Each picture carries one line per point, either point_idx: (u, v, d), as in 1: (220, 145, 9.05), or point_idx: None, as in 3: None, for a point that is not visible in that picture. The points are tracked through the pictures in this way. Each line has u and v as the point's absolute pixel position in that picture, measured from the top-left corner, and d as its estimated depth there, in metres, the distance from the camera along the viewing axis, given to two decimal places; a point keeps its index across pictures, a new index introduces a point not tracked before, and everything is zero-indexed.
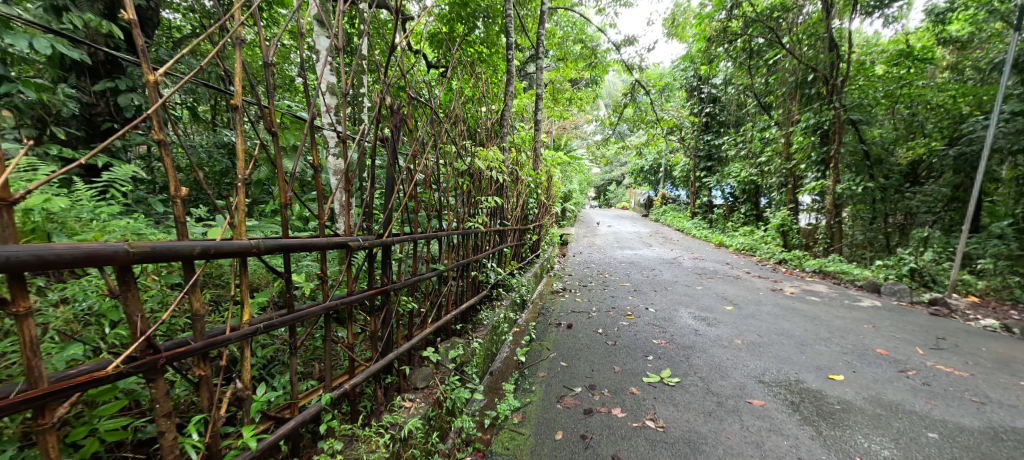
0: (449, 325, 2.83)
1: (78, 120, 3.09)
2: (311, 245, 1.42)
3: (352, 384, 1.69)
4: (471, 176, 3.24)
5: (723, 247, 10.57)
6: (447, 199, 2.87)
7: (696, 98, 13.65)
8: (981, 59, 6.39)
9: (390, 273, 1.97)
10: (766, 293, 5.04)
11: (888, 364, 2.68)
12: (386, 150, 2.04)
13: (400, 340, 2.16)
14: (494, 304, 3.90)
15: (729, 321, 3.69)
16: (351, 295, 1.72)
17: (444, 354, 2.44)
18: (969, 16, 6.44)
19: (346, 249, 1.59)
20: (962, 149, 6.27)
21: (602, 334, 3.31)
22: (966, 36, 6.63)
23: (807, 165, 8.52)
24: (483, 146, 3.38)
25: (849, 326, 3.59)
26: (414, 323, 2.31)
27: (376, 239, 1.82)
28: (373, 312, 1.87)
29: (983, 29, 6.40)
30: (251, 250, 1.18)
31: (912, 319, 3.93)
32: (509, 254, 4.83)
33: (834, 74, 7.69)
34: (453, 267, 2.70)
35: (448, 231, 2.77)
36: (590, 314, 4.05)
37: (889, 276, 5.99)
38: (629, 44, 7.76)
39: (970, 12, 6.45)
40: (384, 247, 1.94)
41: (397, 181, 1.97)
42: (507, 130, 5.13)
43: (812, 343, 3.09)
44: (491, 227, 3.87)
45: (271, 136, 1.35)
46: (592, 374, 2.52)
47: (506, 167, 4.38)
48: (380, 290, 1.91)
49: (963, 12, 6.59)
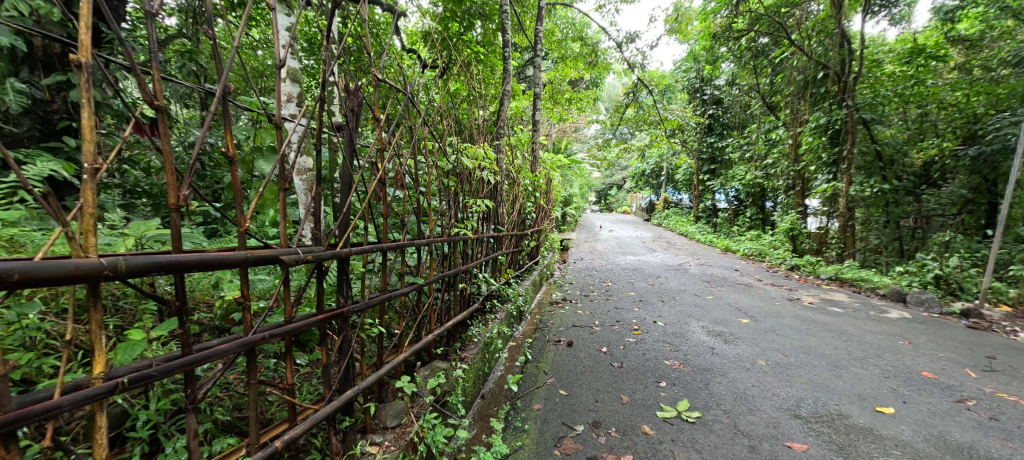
0: (430, 347, 2.46)
1: (31, 118, 2.64)
2: (218, 261, 1.05)
3: (289, 439, 1.32)
4: (458, 176, 2.88)
5: (730, 253, 10.16)
6: (429, 203, 2.51)
7: (698, 100, 13.30)
8: (993, 57, 6.07)
9: (349, 293, 1.59)
10: (783, 304, 4.64)
11: (942, 393, 2.31)
12: (343, 142, 1.62)
13: (364, 372, 1.79)
14: (486, 319, 3.52)
15: (748, 337, 3.29)
16: (289, 323, 1.34)
17: (422, 383, 2.08)
18: (980, 13, 6.16)
19: (280, 265, 1.22)
20: (982, 148, 5.96)
21: (607, 354, 2.92)
22: (977, 34, 6.39)
23: (817, 167, 8.06)
24: (471, 143, 3.02)
25: (883, 343, 3.21)
26: (385, 349, 1.94)
27: (326, 251, 1.44)
28: (324, 342, 1.50)
29: (994, 28, 6.12)
30: (103, 273, 0.82)
31: (951, 334, 3.55)
32: (505, 262, 4.46)
33: (846, 72, 7.27)
34: (435, 280, 2.33)
35: (430, 239, 2.40)
36: (593, 329, 3.66)
37: (912, 284, 5.61)
38: (631, 42, 7.43)
39: (980, 10, 6.16)
40: (341, 260, 1.57)
41: (356, 180, 1.60)
42: (503, 130, 4.78)
43: (846, 364, 2.71)
44: (483, 233, 3.51)
45: (154, 111, 0.97)
46: (596, 407, 2.14)
47: (500, 168, 4.04)
48: (334, 314, 1.53)
49: (972, 10, 6.31)
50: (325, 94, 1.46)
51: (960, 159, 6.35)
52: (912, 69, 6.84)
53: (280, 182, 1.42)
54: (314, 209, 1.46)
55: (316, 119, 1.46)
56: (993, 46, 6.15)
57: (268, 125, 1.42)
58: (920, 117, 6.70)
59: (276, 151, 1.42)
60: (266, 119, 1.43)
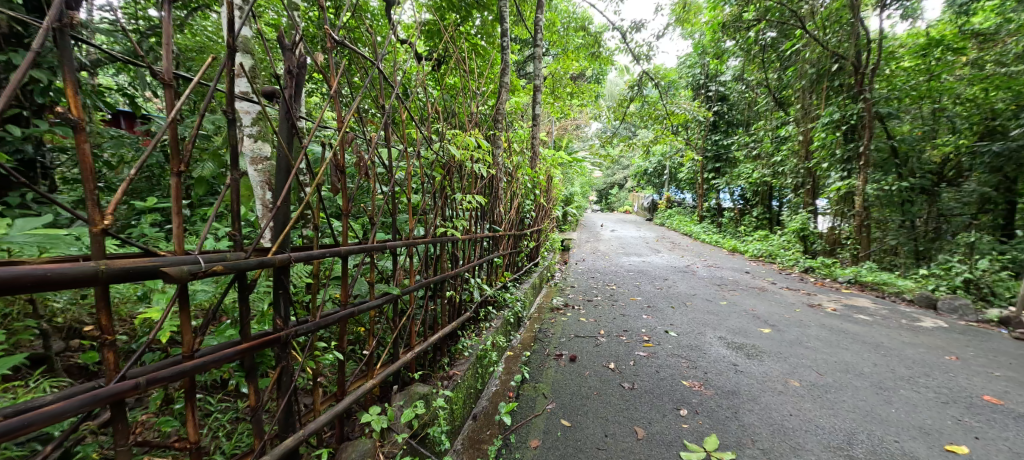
0: (410, 368, 2.09)
1: None
2: (34, 278, 0.69)
3: None
4: (446, 168, 2.50)
5: (737, 253, 9.77)
6: (411, 198, 2.13)
7: (703, 96, 12.87)
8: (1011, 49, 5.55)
9: (289, 312, 1.21)
10: (804, 311, 4.26)
11: (1018, 424, 1.96)
12: (282, 118, 1.18)
13: (316, 408, 1.43)
14: (481, 328, 3.16)
15: (773, 351, 2.93)
16: (192, 359, 0.97)
17: (394, 415, 1.72)
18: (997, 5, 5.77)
19: (161, 280, 0.85)
20: (1008, 144, 5.58)
21: (615, 372, 2.56)
22: (992, 28, 5.81)
23: (829, 164, 7.62)
24: (461, 130, 2.64)
25: (928, 358, 2.85)
26: (346, 376, 1.58)
27: (247, 259, 1.04)
28: (252, 378, 1.13)
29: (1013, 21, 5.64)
30: None
31: (998, 346, 3.19)
32: (502, 264, 4.09)
33: (863, 63, 6.86)
34: (413, 289, 1.95)
35: (408, 240, 2.01)
36: (597, 340, 3.29)
37: (939, 289, 5.24)
38: (636, 31, 7.04)
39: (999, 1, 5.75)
40: (278, 270, 1.17)
41: (295, 168, 1.17)
42: (501, 125, 4.39)
43: (894, 386, 2.36)
44: (477, 233, 3.14)
45: None
46: (606, 443, 1.79)
47: (495, 162, 3.67)
48: (267, 341, 1.16)
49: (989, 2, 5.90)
50: (236, 38, 0.98)
51: (979, 155, 5.99)
52: (927, 62, 6.29)
53: (176, 161, 0.93)
54: (228, 194, 1.06)
55: (228, 75, 0.97)
56: (1009, 40, 5.67)
57: (167, 81, 0.90)
58: (937, 113, 6.41)
59: (178, 115, 0.90)
60: (158, 74, 0.92)
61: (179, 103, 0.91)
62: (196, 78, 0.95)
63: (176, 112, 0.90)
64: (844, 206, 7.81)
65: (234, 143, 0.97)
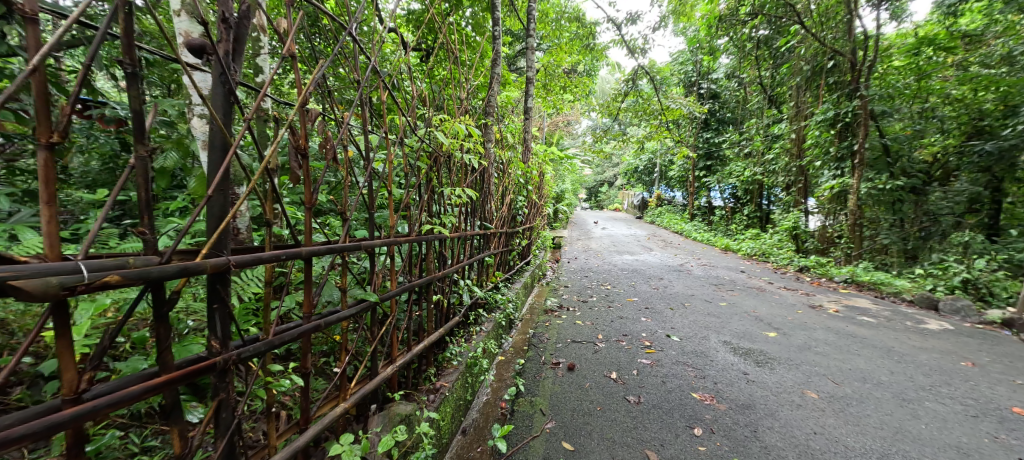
0: (390, 383, 1.84)
1: None
2: None
3: None
4: (432, 157, 2.23)
5: (730, 252, 9.67)
6: (390, 191, 1.87)
7: (695, 94, 12.75)
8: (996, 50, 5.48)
9: (232, 330, 0.96)
10: (806, 313, 4.09)
11: None
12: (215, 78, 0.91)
13: (271, 445, 1.17)
14: (471, 333, 2.91)
15: (783, 357, 2.75)
16: (75, 407, 0.71)
17: (369, 444, 1.48)
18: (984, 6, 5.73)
19: (13, 298, 0.59)
20: (1000, 143, 5.48)
21: (618, 383, 2.35)
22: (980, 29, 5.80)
23: (823, 162, 7.51)
24: (449, 116, 2.37)
25: (944, 365, 2.69)
26: (311, 401, 1.33)
27: (163, 265, 0.79)
28: (174, 419, 0.89)
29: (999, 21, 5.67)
30: None
31: (1010, 351, 3.07)
32: (494, 263, 3.85)
33: (859, 60, 6.74)
34: (392, 295, 1.68)
35: (386, 240, 1.74)
36: (596, 346, 3.07)
37: (937, 288, 5.16)
38: (631, 23, 6.85)
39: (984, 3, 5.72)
40: (211, 279, 0.91)
41: (233, 145, 0.90)
42: (491, 117, 4.11)
43: (918, 398, 2.19)
44: (467, 230, 2.89)
45: None
46: None
47: (487, 154, 3.43)
48: (198, 370, 0.90)
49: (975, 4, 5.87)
50: None
51: (969, 155, 5.91)
52: (917, 62, 6.21)
53: (49, 129, 0.67)
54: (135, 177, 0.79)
55: (122, 12, 0.72)
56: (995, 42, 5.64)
57: (30, 16, 0.65)
58: (926, 113, 6.24)
59: (44, 60, 0.63)
60: (16, 7, 0.68)
61: (47, 43, 0.65)
62: (77, 12, 0.68)
63: (43, 56, 0.64)
64: (836, 204, 7.63)
65: (134, 104, 0.72)
